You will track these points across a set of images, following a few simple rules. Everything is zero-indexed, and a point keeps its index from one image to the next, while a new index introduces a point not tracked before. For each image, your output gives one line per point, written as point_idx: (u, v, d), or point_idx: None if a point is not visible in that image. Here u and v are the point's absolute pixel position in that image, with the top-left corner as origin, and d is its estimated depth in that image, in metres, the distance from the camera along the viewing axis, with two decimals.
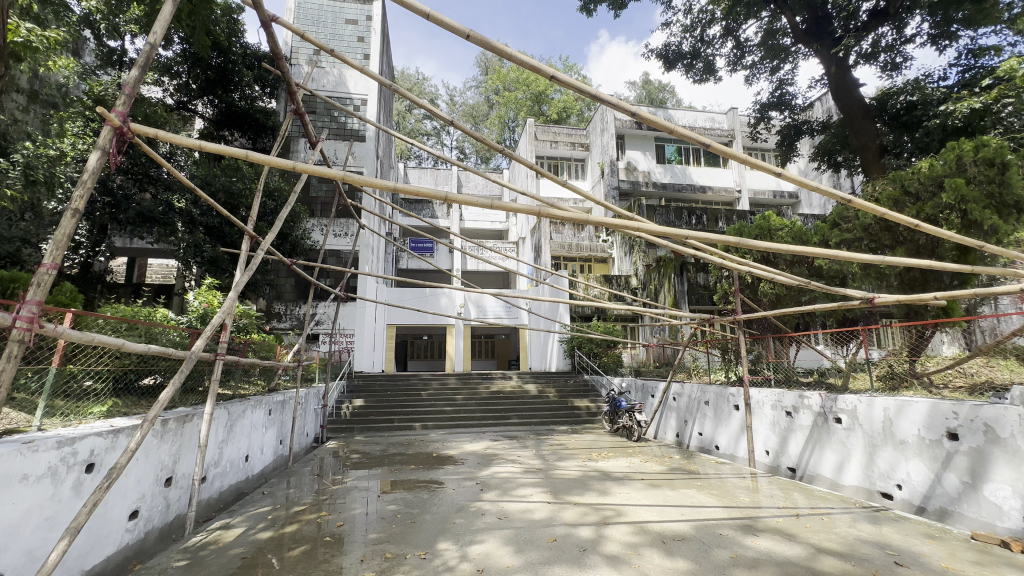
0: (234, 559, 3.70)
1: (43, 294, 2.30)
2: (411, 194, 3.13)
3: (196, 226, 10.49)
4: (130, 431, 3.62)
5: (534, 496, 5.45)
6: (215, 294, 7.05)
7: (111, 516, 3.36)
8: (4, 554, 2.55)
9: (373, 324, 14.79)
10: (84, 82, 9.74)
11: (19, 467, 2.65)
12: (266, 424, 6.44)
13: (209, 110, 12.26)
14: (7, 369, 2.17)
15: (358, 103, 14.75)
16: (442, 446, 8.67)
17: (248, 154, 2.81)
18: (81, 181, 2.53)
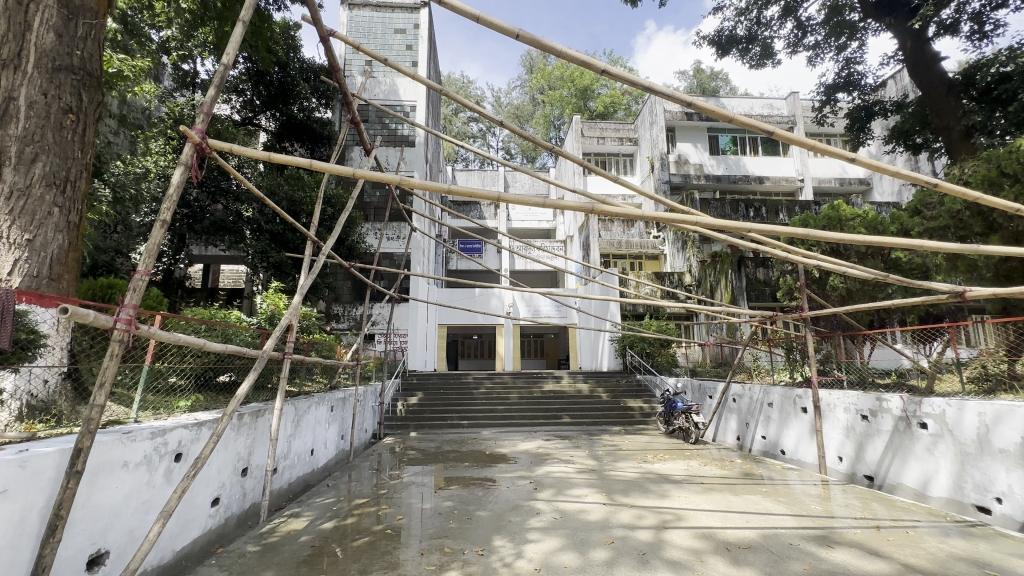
0: (304, 547, 3.91)
1: (139, 298, 2.54)
2: (462, 195, 3.19)
3: (262, 233, 11.10)
4: (212, 423, 3.91)
5: (589, 497, 5.38)
6: (280, 297, 7.46)
7: (197, 502, 3.65)
8: (109, 532, 2.84)
9: (426, 324, 15.18)
10: (163, 104, 10.61)
11: (122, 455, 2.93)
12: (329, 420, 6.78)
13: (272, 123, 12.97)
14: (110, 367, 2.41)
15: (407, 109, 15.19)
16: (495, 444, 8.77)
17: (310, 164, 2.97)
18: (168, 195, 2.76)
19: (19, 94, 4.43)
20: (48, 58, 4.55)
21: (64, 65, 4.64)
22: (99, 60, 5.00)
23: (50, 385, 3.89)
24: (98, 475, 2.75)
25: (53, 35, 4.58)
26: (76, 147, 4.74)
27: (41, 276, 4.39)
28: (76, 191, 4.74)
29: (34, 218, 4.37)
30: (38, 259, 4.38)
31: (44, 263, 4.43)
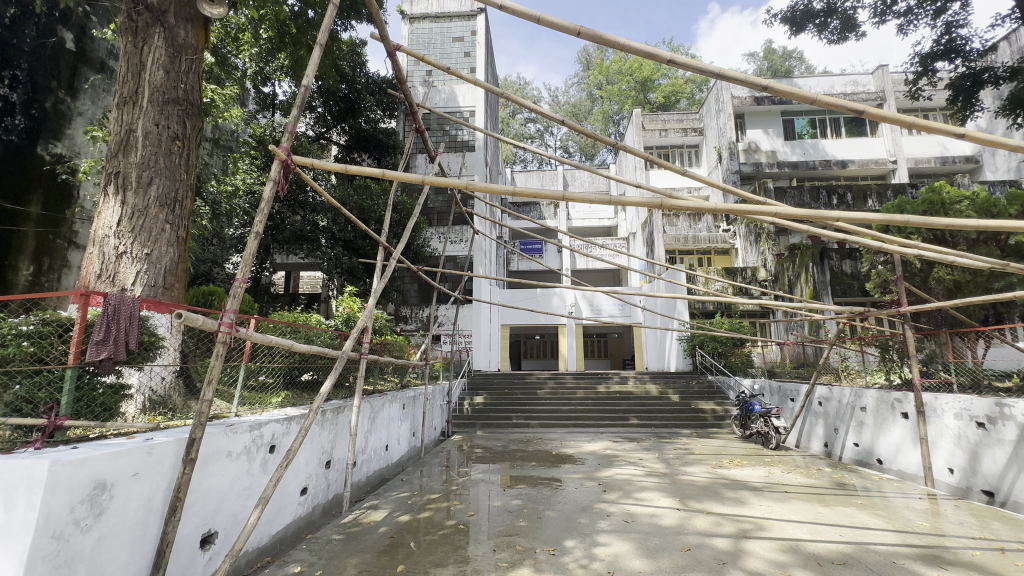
0: (383, 538, 4.12)
1: (238, 303, 2.82)
2: (526, 196, 3.22)
3: (336, 241, 11.84)
4: (300, 418, 4.23)
5: (661, 501, 5.21)
6: (355, 301, 7.89)
7: (289, 490, 3.97)
8: (218, 514, 3.16)
9: (489, 324, 15.46)
10: (248, 125, 11.59)
11: (227, 445, 3.25)
12: (402, 417, 7.08)
13: (342, 137, 13.71)
14: (216, 365, 2.68)
15: (467, 115, 15.51)
16: (561, 444, 8.74)
17: (383, 173, 3.14)
18: (260, 210, 3.04)
19: (138, 126, 5.07)
20: (160, 92, 5.18)
21: (171, 97, 5.25)
22: (199, 91, 5.60)
23: (166, 380, 4.36)
24: (207, 462, 3.06)
25: (163, 73, 5.21)
26: (183, 170, 5.30)
27: (157, 286, 4.92)
28: (183, 209, 5.29)
29: (151, 234, 4.93)
30: (155, 271, 4.92)
31: (160, 274, 4.96)
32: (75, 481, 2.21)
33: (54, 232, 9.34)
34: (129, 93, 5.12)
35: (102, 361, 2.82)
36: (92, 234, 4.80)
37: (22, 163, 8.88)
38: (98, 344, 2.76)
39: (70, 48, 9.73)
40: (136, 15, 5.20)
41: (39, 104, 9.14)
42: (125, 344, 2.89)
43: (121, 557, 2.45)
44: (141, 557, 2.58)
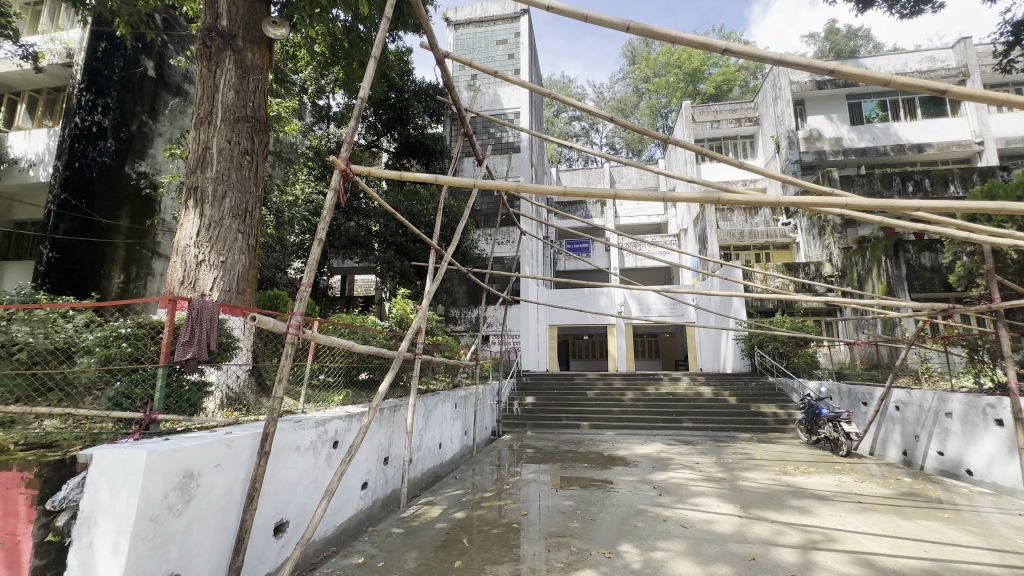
0: (439, 533, 4.23)
1: (304, 307, 3.01)
2: (577, 196, 3.21)
3: (388, 245, 12.24)
4: (360, 416, 4.41)
5: (720, 508, 5.01)
6: (407, 303, 8.13)
7: (351, 485, 4.15)
8: (289, 504, 3.37)
9: (537, 325, 15.48)
10: (306, 137, 12.22)
11: (296, 440, 3.45)
12: (454, 416, 7.24)
13: (392, 145, 14.17)
14: (285, 364, 2.89)
15: (511, 116, 15.62)
16: (613, 446, 8.60)
17: (436, 178, 3.24)
18: (322, 217, 3.23)
19: (213, 144, 5.48)
20: (231, 112, 5.58)
21: (241, 115, 5.65)
22: (265, 108, 5.98)
23: (241, 379, 4.67)
24: (279, 455, 3.26)
25: (233, 93, 5.62)
26: (252, 182, 5.68)
27: (232, 291, 5.29)
28: (253, 219, 5.67)
29: (225, 243, 5.32)
30: (229, 277, 5.29)
31: (234, 280, 5.33)
32: (168, 469, 2.42)
33: (140, 242, 10.25)
34: (204, 114, 5.55)
35: (187, 361, 3.08)
36: (175, 244, 5.25)
37: (113, 181, 9.81)
38: (185, 344, 3.02)
39: (151, 75, 10.64)
40: (209, 40, 5.63)
41: (127, 127, 10.07)
42: (207, 345, 3.14)
43: (207, 541, 2.68)
44: (224, 541, 2.81)
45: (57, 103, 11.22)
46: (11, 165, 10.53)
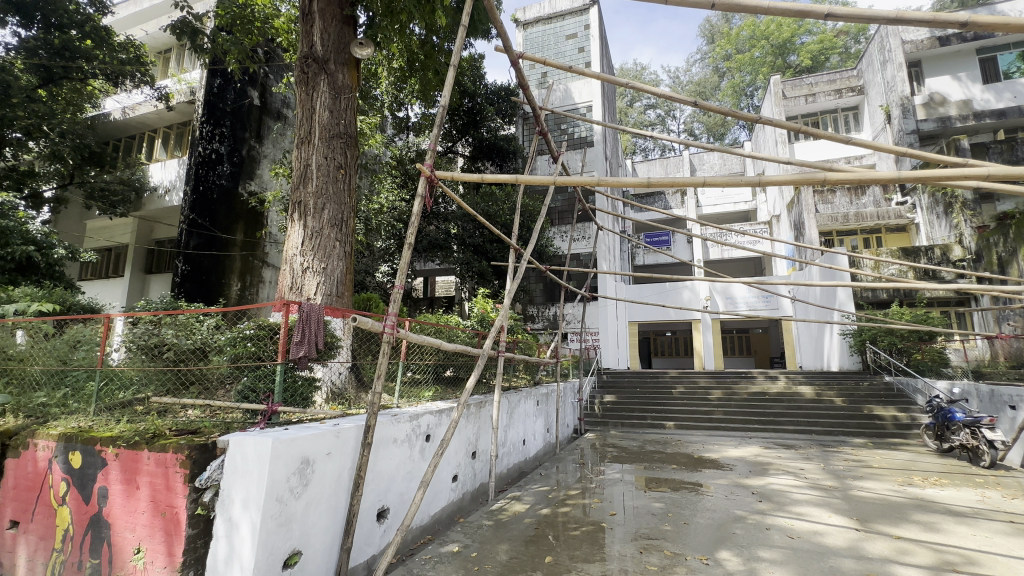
0: (528, 528, 4.29)
1: (398, 308, 3.23)
2: (660, 184, 3.09)
3: (467, 246, 12.63)
4: (449, 411, 4.59)
5: (830, 519, 4.56)
6: (488, 302, 8.33)
7: (443, 477, 4.35)
8: (389, 492, 3.61)
9: (616, 321, 15.13)
10: (388, 149, 12.94)
11: (394, 432, 3.68)
12: (536, 413, 7.30)
13: (467, 149, 14.53)
14: (382, 361, 3.13)
15: (584, 110, 15.38)
16: (704, 448, 8.17)
17: (516, 177, 3.31)
18: (411, 222, 3.43)
19: (312, 160, 6.01)
20: (327, 130, 6.09)
21: (335, 133, 6.14)
22: (355, 124, 6.45)
23: (343, 375, 5.06)
24: (380, 447, 3.50)
25: (328, 113, 6.13)
26: (346, 193, 6.14)
27: (333, 294, 5.75)
28: (348, 228, 6.12)
29: (326, 251, 5.79)
30: (330, 282, 5.75)
31: (334, 285, 5.79)
32: (289, 456, 2.70)
33: (253, 254, 11.51)
34: (305, 134, 6.10)
35: (300, 358, 3.41)
36: (284, 255, 5.82)
37: (229, 200, 11.11)
38: (298, 344, 3.35)
39: (257, 104, 11.90)
40: (307, 67, 6.18)
41: (238, 152, 11.33)
42: (316, 344, 3.46)
43: (322, 521, 2.96)
44: (335, 523, 3.08)
45: (184, 136, 12.87)
46: (153, 192, 12.31)
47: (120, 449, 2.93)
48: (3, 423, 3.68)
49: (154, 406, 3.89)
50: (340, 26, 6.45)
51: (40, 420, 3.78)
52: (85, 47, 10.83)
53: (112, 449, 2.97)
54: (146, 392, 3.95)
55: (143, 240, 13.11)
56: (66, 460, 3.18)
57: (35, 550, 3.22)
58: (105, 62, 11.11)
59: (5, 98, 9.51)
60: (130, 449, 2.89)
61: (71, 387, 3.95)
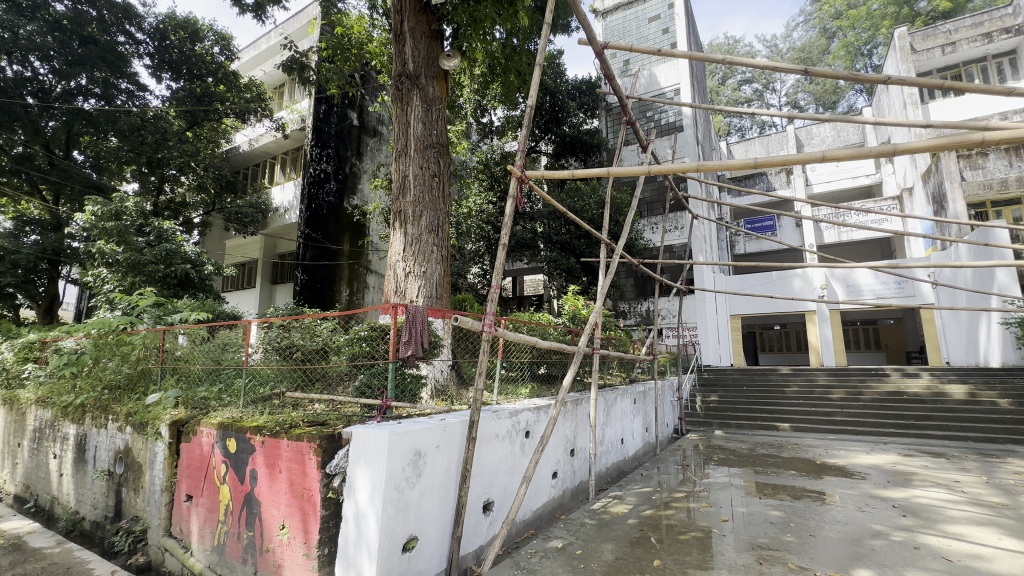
0: (633, 529, 4.18)
1: (495, 307, 3.35)
2: (770, 164, 2.86)
3: (554, 243, 12.59)
4: (547, 408, 4.62)
5: (999, 541, 3.86)
6: (579, 299, 8.24)
7: (543, 474, 4.39)
8: (493, 486, 3.73)
9: (716, 316, 14.18)
10: (474, 154, 13.35)
11: (495, 427, 3.79)
12: (634, 411, 7.09)
13: (550, 147, 14.50)
14: (483, 358, 3.29)
15: (671, 94, 14.62)
16: (827, 454, 7.35)
17: (610, 170, 3.26)
18: (504, 224, 3.53)
19: (409, 172, 6.39)
20: (421, 142, 6.46)
21: (428, 143, 6.50)
22: (446, 133, 6.76)
23: (445, 373, 5.33)
24: (483, 442, 3.62)
25: (421, 125, 6.49)
26: (440, 200, 6.46)
27: (433, 296, 6.09)
28: (444, 233, 6.44)
29: (425, 256, 6.14)
30: (429, 285, 6.08)
31: (433, 287, 6.12)
32: (404, 448, 2.90)
33: (358, 262, 12.56)
34: (401, 147, 6.51)
35: (409, 357, 3.66)
36: (388, 261, 6.25)
37: (336, 215, 12.26)
38: (406, 343, 3.59)
39: (356, 124, 12.94)
40: (400, 84, 6.59)
41: (342, 170, 12.40)
42: (421, 343, 3.67)
43: (434, 510, 3.14)
44: (446, 512, 3.25)
45: (298, 160, 14.23)
46: (276, 212, 13.89)
47: (264, 437, 3.36)
48: (176, 413, 4.40)
49: (287, 400, 4.39)
50: (429, 41, 6.78)
51: (203, 411, 4.45)
52: (219, 91, 13.14)
53: (258, 437, 3.41)
54: (281, 387, 4.47)
55: (269, 255, 14.86)
56: (225, 445, 3.72)
57: (204, 520, 3.81)
58: (234, 102, 13.26)
59: (163, 141, 12.00)
60: (272, 438, 3.30)
61: (224, 384, 4.60)
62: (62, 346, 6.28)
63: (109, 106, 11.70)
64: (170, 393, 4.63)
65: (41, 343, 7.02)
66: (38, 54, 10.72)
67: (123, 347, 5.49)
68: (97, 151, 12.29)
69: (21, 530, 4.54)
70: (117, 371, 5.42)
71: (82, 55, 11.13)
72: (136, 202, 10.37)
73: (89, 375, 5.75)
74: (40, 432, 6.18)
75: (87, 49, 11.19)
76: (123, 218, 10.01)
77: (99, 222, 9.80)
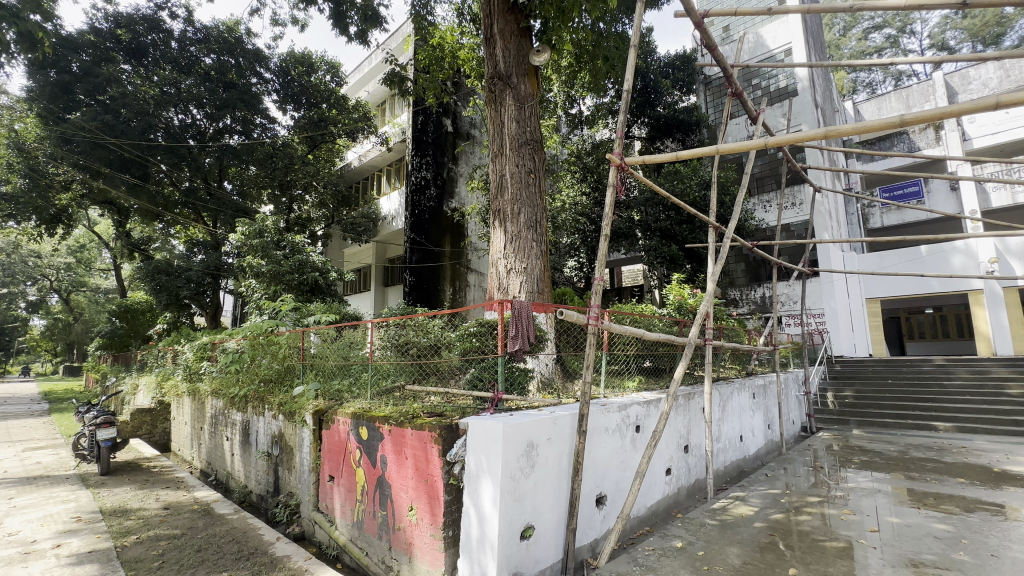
0: (762, 533, 3.87)
1: (600, 299, 3.33)
2: (925, 118, 2.41)
3: (653, 231, 12.08)
4: (657, 402, 4.44)
5: None
6: (684, 288, 7.80)
7: (657, 470, 4.25)
8: (605, 480, 3.69)
9: (847, 300, 12.53)
10: (565, 147, 13.26)
11: (605, 421, 3.73)
12: (754, 407, 6.53)
13: (644, 130, 13.86)
14: (590, 352, 3.29)
15: (781, 56, 13.18)
16: (1006, 460, 6.14)
17: (721, 147, 3.02)
18: (605, 214, 3.45)
19: (506, 170, 6.54)
20: (516, 140, 6.57)
21: (523, 141, 6.59)
22: (540, 129, 6.80)
23: (549, 366, 5.40)
24: (594, 435, 3.60)
25: (515, 123, 6.61)
26: (536, 196, 6.51)
27: (535, 291, 6.17)
28: (542, 228, 6.48)
29: (525, 252, 6.25)
30: (531, 279, 6.18)
31: (535, 282, 6.21)
32: (517, 439, 2.98)
33: (459, 262, 13.21)
34: (498, 147, 6.68)
35: (517, 351, 3.75)
36: (490, 259, 6.48)
37: (438, 218, 12.97)
38: (513, 338, 3.68)
39: (450, 130, 13.53)
40: (494, 86, 6.75)
41: (440, 175, 13.06)
42: (528, 338, 3.73)
43: (550, 500, 3.20)
44: (561, 503, 3.29)
45: (400, 171, 15.17)
46: (384, 220, 15.03)
47: (391, 426, 3.69)
48: (317, 403, 5.00)
49: (407, 392, 4.77)
50: (518, 39, 6.87)
51: (338, 402, 5.00)
52: (331, 115, 14.59)
53: (386, 426, 3.75)
54: (400, 380, 4.85)
55: (381, 260, 16.19)
56: (358, 433, 4.14)
57: (345, 498, 4.28)
58: (345, 123, 14.70)
59: (291, 165, 13.70)
60: (398, 427, 3.61)
61: (353, 378, 5.12)
62: (227, 347, 7.47)
63: (249, 140, 13.69)
64: (311, 386, 5.27)
65: (212, 344, 8.40)
66: (195, 103, 12.80)
67: (272, 346, 6.38)
68: (243, 179, 14.27)
69: (209, 498, 5.51)
70: (270, 367, 6.30)
71: (226, 99, 13.06)
72: (274, 221, 12.02)
73: (248, 370, 6.76)
74: (216, 418, 7.42)
75: (230, 94, 13.13)
76: (265, 235, 11.62)
77: (248, 240, 11.51)
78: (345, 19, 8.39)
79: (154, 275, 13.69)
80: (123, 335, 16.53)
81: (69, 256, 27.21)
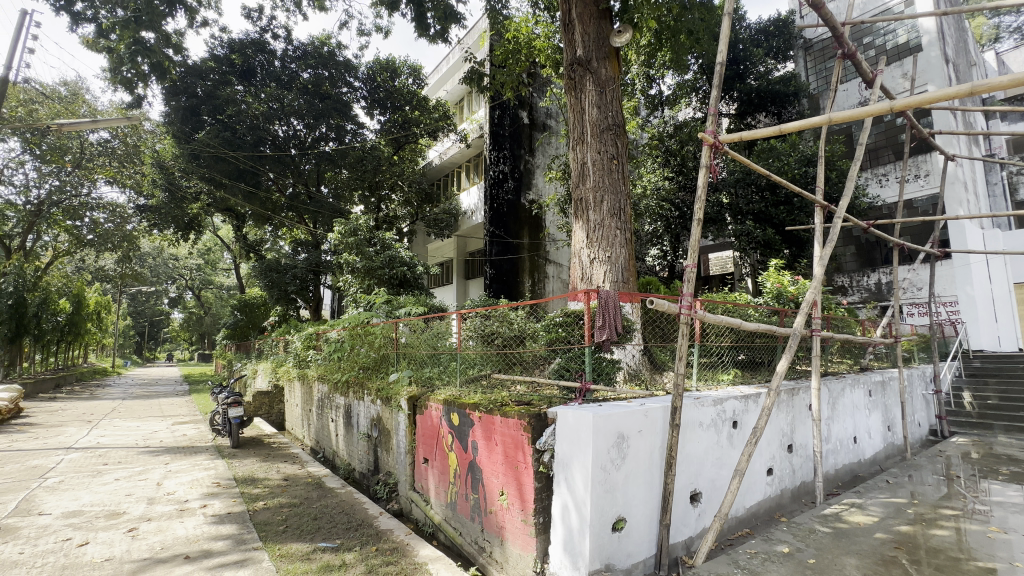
0: (885, 546, 3.48)
1: (693, 288, 3.16)
2: None
3: (744, 215, 11.26)
4: (757, 397, 4.15)
5: None
6: (784, 274, 7.16)
7: (757, 469, 3.98)
8: (700, 476, 3.53)
9: (988, 285, 10.75)
10: (645, 130, 12.72)
11: (699, 415, 3.55)
12: (870, 406, 5.86)
13: (732, 106, 12.85)
14: (682, 342, 3.15)
15: (901, 7, 11.53)
16: None
17: (834, 115, 2.70)
18: (697, 196, 3.26)
19: (587, 158, 6.42)
20: (598, 126, 6.42)
21: (605, 126, 6.43)
22: (622, 113, 6.60)
23: (636, 357, 5.27)
24: (687, 429, 3.44)
25: (597, 109, 6.46)
26: (620, 182, 6.34)
27: (619, 281, 6.04)
28: (626, 215, 6.30)
29: (609, 240, 6.12)
30: (616, 269, 6.05)
31: (620, 272, 6.07)
32: (608, 430, 2.93)
33: (538, 253, 13.31)
34: (578, 135, 6.56)
35: (603, 341, 3.70)
36: (572, 250, 6.42)
37: (516, 211, 13.10)
38: (600, 328, 3.62)
39: (526, 122, 13.55)
40: (573, 72, 6.63)
41: (518, 168, 13.16)
42: (616, 328, 3.66)
43: (642, 494, 3.13)
44: (653, 498, 3.21)
45: (479, 166, 15.47)
46: (464, 215, 15.47)
47: (481, 413, 3.81)
48: (411, 390, 5.30)
49: (494, 381, 4.91)
50: (598, 21, 6.68)
51: (430, 388, 5.28)
52: (413, 117, 15.30)
53: (476, 413, 3.88)
54: (487, 369, 4.99)
55: (462, 253, 16.68)
56: (450, 419, 4.33)
57: (438, 480, 4.52)
58: (427, 123, 15.38)
59: (379, 167, 14.62)
60: (488, 414, 3.72)
61: (443, 367, 5.36)
62: (329, 336, 8.17)
63: (342, 145, 14.78)
64: (405, 373, 5.59)
65: (316, 334, 9.26)
66: (295, 115, 14.03)
67: (369, 336, 6.86)
68: (336, 183, 15.45)
69: (320, 473, 6.10)
70: (367, 356, 6.79)
71: (322, 109, 14.18)
72: (366, 220, 12.88)
73: (348, 358, 7.34)
74: (322, 401, 8.17)
75: (325, 104, 14.23)
76: (358, 233, 12.51)
77: (343, 239, 12.47)
78: (425, 20, 8.72)
79: (267, 273, 15.36)
80: (244, 326, 18.75)
81: (199, 257, 31.37)
